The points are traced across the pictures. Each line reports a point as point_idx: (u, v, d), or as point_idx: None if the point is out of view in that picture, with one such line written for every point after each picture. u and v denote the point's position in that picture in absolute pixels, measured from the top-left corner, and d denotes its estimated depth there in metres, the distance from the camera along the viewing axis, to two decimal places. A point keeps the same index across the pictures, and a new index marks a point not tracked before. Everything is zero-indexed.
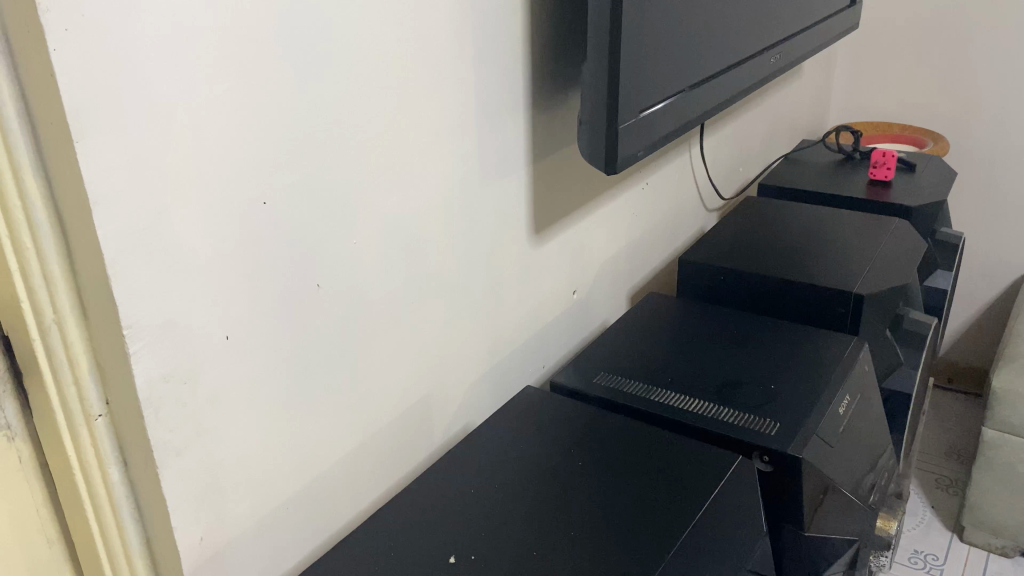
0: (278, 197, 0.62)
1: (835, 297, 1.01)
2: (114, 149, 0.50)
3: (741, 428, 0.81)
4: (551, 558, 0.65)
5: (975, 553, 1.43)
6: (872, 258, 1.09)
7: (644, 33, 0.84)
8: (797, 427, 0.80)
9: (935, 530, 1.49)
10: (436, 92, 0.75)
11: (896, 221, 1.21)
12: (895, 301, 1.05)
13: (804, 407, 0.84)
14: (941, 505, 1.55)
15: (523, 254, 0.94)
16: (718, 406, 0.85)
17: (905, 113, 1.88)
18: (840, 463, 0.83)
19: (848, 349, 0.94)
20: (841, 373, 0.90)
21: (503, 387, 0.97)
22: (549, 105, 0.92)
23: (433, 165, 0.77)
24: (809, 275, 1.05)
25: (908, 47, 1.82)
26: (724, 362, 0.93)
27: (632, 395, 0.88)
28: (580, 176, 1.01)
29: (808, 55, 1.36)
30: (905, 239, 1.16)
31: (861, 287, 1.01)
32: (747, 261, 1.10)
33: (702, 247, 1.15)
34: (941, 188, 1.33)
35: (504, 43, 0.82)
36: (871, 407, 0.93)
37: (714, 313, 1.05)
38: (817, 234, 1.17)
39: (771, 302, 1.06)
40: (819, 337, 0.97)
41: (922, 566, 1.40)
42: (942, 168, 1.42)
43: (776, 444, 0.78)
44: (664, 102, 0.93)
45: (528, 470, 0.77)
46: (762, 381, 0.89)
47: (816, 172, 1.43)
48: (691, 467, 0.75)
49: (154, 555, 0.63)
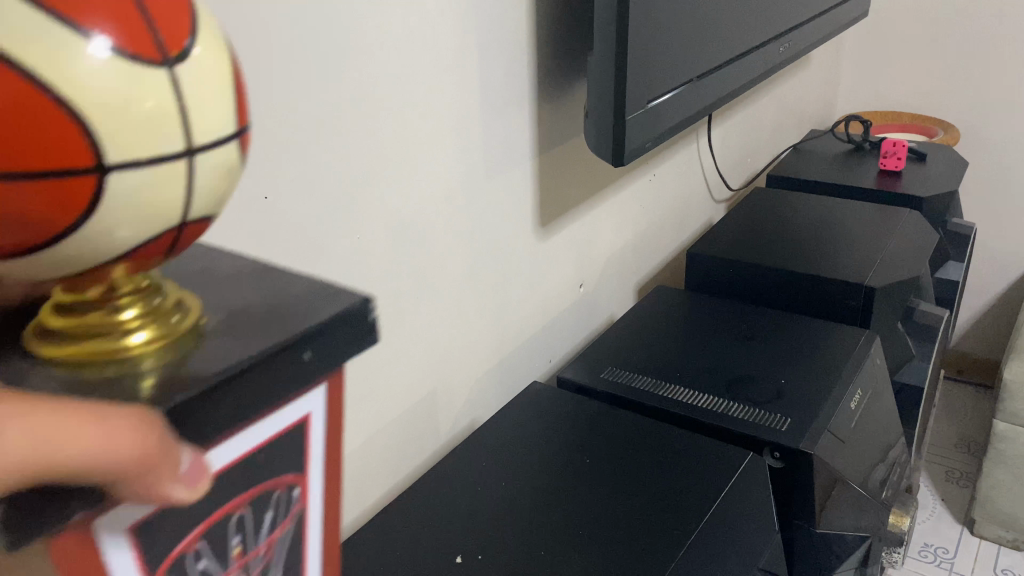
0: (279, 193, 0.60)
1: (844, 291, 0.99)
2: None
3: (751, 423, 0.80)
4: (560, 556, 0.64)
5: (986, 546, 1.41)
6: (883, 249, 1.08)
7: (651, 22, 0.82)
8: (808, 423, 0.79)
9: (946, 523, 1.47)
10: (440, 86, 0.74)
11: (907, 211, 1.19)
12: (906, 293, 1.03)
13: (816, 402, 0.82)
14: (952, 498, 1.53)
15: (529, 248, 0.93)
16: (727, 401, 0.84)
17: (914, 103, 1.85)
18: (851, 457, 0.82)
19: (859, 343, 0.93)
20: (853, 366, 0.88)
21: (509, 382, 0.97)
22: (554, 97, 0.91)
23: (436, 158, 0.76)
24: (819, 266, 1.03)
25: (917, 35, 1.79)
26: (734, 357, 0.92)
27: (641, 391, 0.86)
28: (586, 168, 1.00)
29: (815, 44, 1.34)
30: (916, 230, 1.14)
31: (872, 279, 0.99)
32: (755, 252, 1.08)
33: (711, 239, 1.13)
34: (953, 177, 1.31)
35: (508, 34, 0.81)
36: (882, 400, 0.92)
37: (721, 307, 1.03)
38: (826, 226, 1.15)
39: (779, 294, 1.04)
40: (829, 331, 0.96)
41: (933, 559, 1.39)
42: (953, 159, 1.39)
43: (786, 440, 0.77)
44: (671, 93, 0.91)
45: (538, 467, 0.76)
46: (772, 375, 0.87)
47: (825, 163, 1.40)
48: (701, 463, 0.74)
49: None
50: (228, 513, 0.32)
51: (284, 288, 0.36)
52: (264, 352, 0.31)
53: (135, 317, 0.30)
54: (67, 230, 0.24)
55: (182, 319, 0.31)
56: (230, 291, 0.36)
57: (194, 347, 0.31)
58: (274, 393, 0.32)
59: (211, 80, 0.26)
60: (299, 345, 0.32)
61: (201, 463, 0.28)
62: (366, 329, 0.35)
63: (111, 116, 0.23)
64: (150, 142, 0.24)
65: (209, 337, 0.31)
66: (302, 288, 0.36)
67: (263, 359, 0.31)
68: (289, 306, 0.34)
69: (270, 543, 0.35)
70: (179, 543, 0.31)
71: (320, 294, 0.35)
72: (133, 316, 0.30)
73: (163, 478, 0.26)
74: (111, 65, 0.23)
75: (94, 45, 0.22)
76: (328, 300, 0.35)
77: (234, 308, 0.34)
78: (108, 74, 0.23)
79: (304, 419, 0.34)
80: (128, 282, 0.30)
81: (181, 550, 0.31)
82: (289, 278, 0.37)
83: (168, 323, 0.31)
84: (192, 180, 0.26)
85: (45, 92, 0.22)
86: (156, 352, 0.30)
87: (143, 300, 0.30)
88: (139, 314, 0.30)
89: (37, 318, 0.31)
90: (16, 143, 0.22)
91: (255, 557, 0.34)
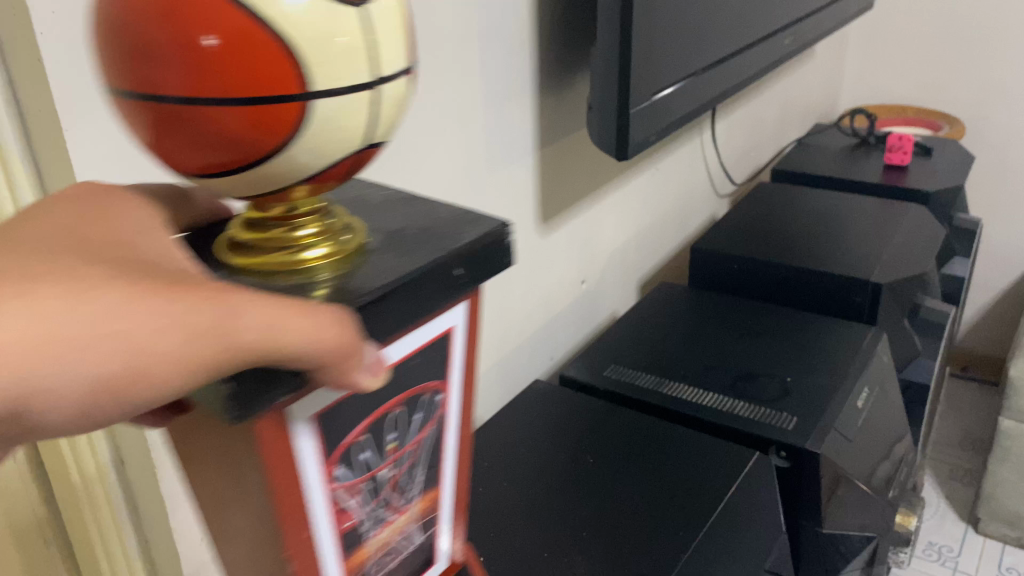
0: None
1: (850, 287, 0.98)
2: (107, 140, 0.45)
3: (757, 422, 0.78)
4: (563, 559, 0.63)
5: (990, 544, 1.40)
6: (889, 244, 1.06)
7: (656, 15, 0.81)
8: (815, 422, 0.78)
9: (950, 521, 1.46)
10: (440, 79, 0.72)
11: (913, 206, 1.17)
12: (912, 290, 1.02)
13: (822, 401, 0.81)
14: (956, 496, 1.52)
15: (531, 244, 0.92)
16: (732, 400, 0.82)
17: (920, 97, 1.83)
18: (858, 456, 0.81)
19: (866, 340, 0.91)
20: (860, 364, 0.87)
21: (511, 380, 0.95)
22: (556, 90, 0.89)
23: (436, 152, 0.74)
24: (824, 262, 1.02)
25: (921, 28, 1.77)
26: (739, 354, 0.90)
27: (645, 389, 0.85)
28: (588, 162, 0.98)
29: (821, 37, 1.33)
30: (922, 225, 1.13)
31: (878, 275, 0.97)
32: (760, 248, 1.07)
33: (715, 235, 1.12)
34: (959, 172, 1.30)
35: (509, 26, 0.79)
36: (888, 398, 0.91)
37: (725, 303, 1.02)
38: (831, 222, 1.14)
39: (784, 290, 1.03)
40: (836, 328, 0.94)
41: (937, 557, 1.38)
42: (959, 153, 1.38)
43: (792, 439, 0.75)
44: (675, 86, 0.90)
45: (540, 467, 0.75)
46: (778, 373, 0.86)
47: (830, 157, 1.39)
48: (707, 463, 0.73)
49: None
50: (386, 412, 0.38)
51: (433, 214, 0.40)
52: (429, 265, 0.35)
53: (311, 236, 0.33)
54: (280, 147, 0.28)
55: (352, 238, 0.35)
56: (387, 216, 0.40)
57: (362, 263, 0.35)
58: (432, 302, 0.36)
59: (392, 11, 0.29)
60: (452, 262, 0.36)
61: (382, 358, 0.32)
62: (506, 254, 0.39)
63: (313, 45, 0.27)
64: (346, 69, 0.28)
65: (375, 253, 0.36)
66: (450, 213, 0.40)
67: (425, 271, 0.34)
68: (440, 229, 0.38)
69: (416, 443, 0.41)
70: (351, 434, 0.36)
71: (466, 218, 0.40)
72: (311, 234, 0.33)
73: (353, 367, 0.29)
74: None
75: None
76: (474, 225, 0.39)
77: (394, 230, 0.38)
78: (310, 8, 0.26)
79: (450, 331, 0.39)
80: (307, 204, 0.33)
81: (352, 441, 0.36)
82: (436, 206, 0.41)
83: (341, 243, 0.34)
84: (376, 107, 0.30)
85: (265, 30, 0.26)
86: (331, 266, 0.34)
87: (320, 221, 0.34)
88: (317, 233, 0.34)
89: (229, 233, 0.35)
90: (242, 71, 0.26)
91: (406, 453, 0.40)
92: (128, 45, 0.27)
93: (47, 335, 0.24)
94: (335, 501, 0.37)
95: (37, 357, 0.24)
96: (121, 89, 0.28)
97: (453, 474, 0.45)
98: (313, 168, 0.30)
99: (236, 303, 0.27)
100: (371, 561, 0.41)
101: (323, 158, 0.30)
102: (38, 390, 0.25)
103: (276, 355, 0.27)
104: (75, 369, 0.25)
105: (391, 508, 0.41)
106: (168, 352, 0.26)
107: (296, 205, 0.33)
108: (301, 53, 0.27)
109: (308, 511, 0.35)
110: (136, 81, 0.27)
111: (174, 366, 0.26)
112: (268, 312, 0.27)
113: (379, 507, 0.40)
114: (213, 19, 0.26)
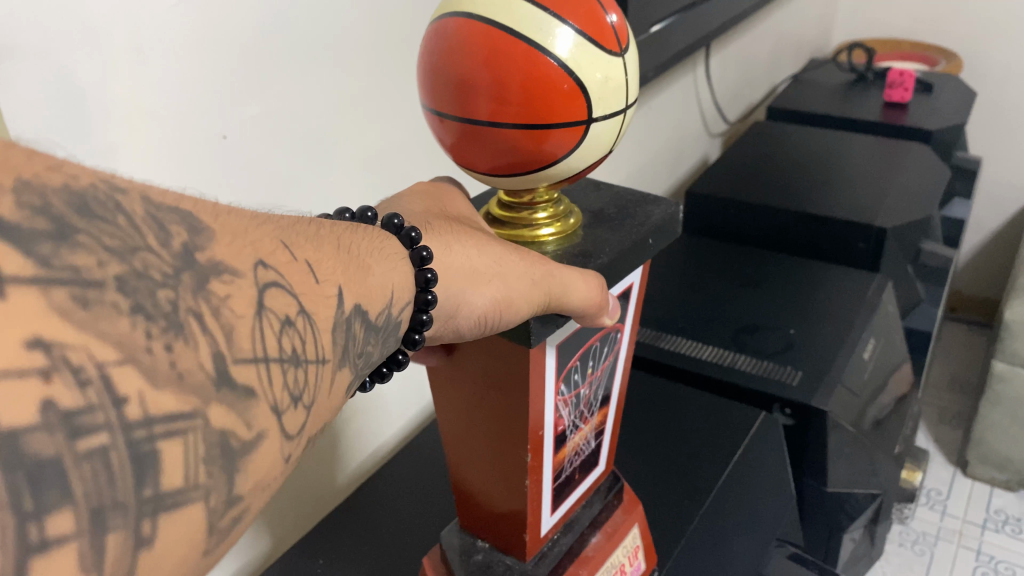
0: (241, 132, 0.50)
1: (853, 232, 0.92)
2: (38, 77, 0.39)
3: (762, 377, 0.74)
4: None
5: (978, 487, 1.39)
6: (891, 187, 1.01)
7: None
8: (821, 377, 0.74)
9: (938, 465, 1.45)
10: None
11: (914, 146, 1.12)
12: (918, 236, 0.97)
13: (827, 354, 0.77)
14: (944, 440, 1.50)
15: None
16: (734, 353, 0.78)
17: (917, 31, 1.75)
18: (862, 410, 0.77)
19: (872, 289, 0.87)
20: (867, 314, 0.83)
21: None
22: None
23: None
24: (822, 207, 0.96)
25: None
26: (738, 305, 0.85)
27: (642, 343, 0.81)
28: None
29: None
30: (926, 167, 1.07)
31: (883, 220, 0.92)
32: (757, 191, 1.01)
33: (711, 178, 1.06)
34: (961, 108, 1.24)
35: None
36: (890, 345, 0.87)
37: (722, 254, 0.97)
38: (827, 163, 1.09)
39: (779, 237, 0.98)
40: (841, 281, 0.89)
41: (927, 501, 1.37)
42: (960, 90, 1.32)
43: (797, 395, 0.71)
44: (667, 21, 0.83)
45: None
46: (782, 325, 0.81)
47: (825, 94, 1.33)
48: (712, 423, 0.69)
49: (355, 434, 0.68)
50: (590, 346, 0.44)
51: (622, 196, 0.47)
52: (637, 240, 0.42)
53: (545, 217, 0.42)
54: (557, 159, 0.36)
55: (575, 218, 0.43)
56: (587, 197, 0.47)
57: (583, 237, 0.42)
58: (635, 266, 0.43)
59: (633, 49, 0.37)
60: (650, 235, 0.43)
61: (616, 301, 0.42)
62: (679, 230, 0.45)
63: (591, 82, 0.34)
64: (611, 100, 0.36)
65: (591, 229, 0.43)
66: (632, 195, 0.47)
67: (633, 244, 0.42)
68: (633, 209, 0.45)
69: (602, 369, 0.46)
70: (571, 359, 0.42)
71: (644, 201, 0.46)
72: (546, 216, 0.42)
73: (601, 314, 0.39)
74: (579, 48, 0.34)
75: (571, 35, 0.34)
76: (658, 205, 0.45)
77: (596, 208, 0.46)
78: (586, 55, 0.34)
79: (627, 289, 0.44)
80: (546, 193, 0.41)
81: (571, 365, 0.43)
82: (615, 188, 0.48)
83: (566, 223, 0.42)
84: (623, 123, 0.38)
85: (546, 67, 0.33)
86: (558, 241, 0.42)
87: (552, 206, 0.42)
88: (549, 215, 0.42)
89: (486, 210, 0.43)
90: (539, 105, 0.34)
91: (596, 377, 0.46)
92: (450, 79, 0.35)
93: (469, 269, 0.36)
94: (555, 411, 0.43)
95: (467, 282, 0.35)
96: (436, 108, 0.36)
97: (619, 399, 0.50)
98: (577, 169, 0.38)
99: (549, 266, 0.37)
100: (568, 461, 0.47)
101: (586, 161, 0.38)
102: (461, 304, 0.35)
103: (559, 307, 0.37)
104: (485, 291, 0.35)
105: (584, 420, 0.47)
106: (526, 295, 0.36)
107: (538, 196, 0.41)
108: (585, 88, 0.34)
109: (541, 414, 0.42)
110: (458, 109, 0.35)
111: (525, 303, 0.36)
112: (570, 276, 0.37)
113: (577, 418, 0.46)
114: (524, 71, 0.33)
